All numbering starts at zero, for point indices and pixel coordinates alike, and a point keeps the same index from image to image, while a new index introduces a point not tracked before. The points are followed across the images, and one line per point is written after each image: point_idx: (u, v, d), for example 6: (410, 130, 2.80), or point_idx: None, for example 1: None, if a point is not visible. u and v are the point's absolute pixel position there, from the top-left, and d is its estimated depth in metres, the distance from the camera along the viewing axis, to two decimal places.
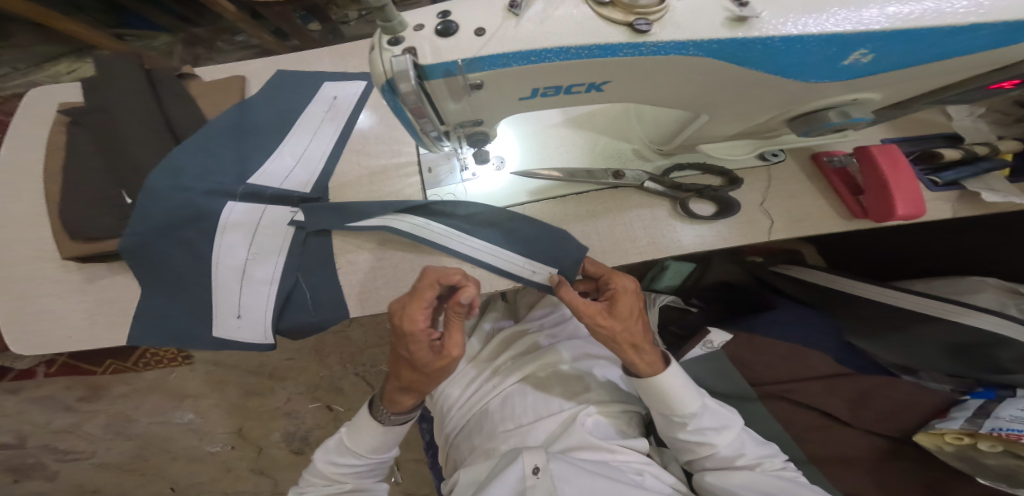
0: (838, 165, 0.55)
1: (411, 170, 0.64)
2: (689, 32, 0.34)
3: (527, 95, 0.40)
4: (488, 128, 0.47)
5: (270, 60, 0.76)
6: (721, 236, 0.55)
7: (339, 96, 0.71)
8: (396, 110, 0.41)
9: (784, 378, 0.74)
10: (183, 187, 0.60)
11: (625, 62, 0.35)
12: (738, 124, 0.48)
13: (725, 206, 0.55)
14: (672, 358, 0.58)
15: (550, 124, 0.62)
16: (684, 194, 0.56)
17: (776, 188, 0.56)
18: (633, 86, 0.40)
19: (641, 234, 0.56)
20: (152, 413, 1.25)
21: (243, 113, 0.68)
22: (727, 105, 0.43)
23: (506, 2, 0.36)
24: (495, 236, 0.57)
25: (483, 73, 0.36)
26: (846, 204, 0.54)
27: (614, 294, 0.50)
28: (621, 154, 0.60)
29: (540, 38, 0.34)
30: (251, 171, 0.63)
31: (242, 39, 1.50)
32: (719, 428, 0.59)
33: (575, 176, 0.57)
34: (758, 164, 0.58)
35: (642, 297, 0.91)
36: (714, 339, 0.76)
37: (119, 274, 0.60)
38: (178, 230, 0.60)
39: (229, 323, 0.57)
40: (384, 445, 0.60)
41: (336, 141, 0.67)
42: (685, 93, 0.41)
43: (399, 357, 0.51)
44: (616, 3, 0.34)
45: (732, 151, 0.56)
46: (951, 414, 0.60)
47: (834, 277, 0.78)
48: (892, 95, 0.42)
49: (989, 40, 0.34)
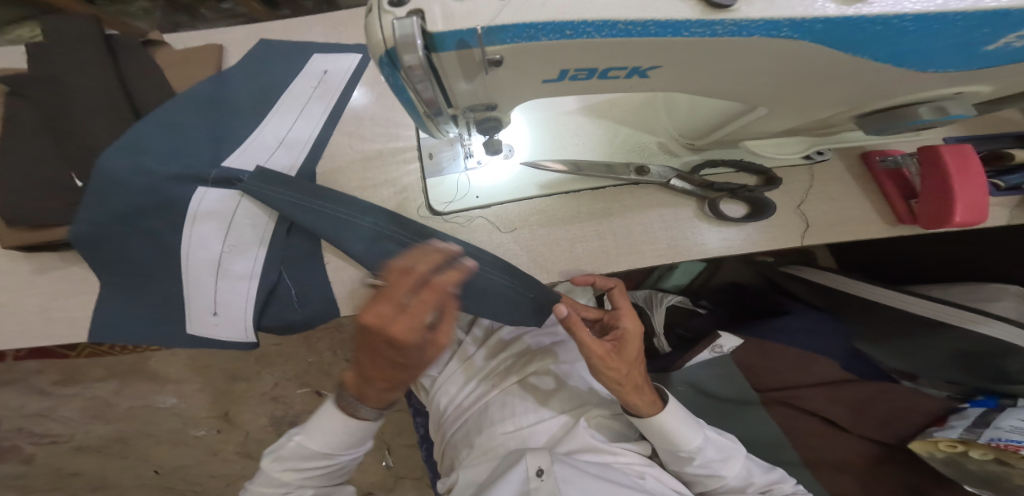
0: (891, 165, 0.52)
1: (410, 155, 0.59)
2: (786, 7, 0.28)
3: (553, 77, 0.34)
4: (502, 114, 0.41)
5: (252, 27, 0.68)
6: (750, 240, 0.51)
7: (330, 71, 0.63)
8: (396, 90, 0.35)
9: (789, 383, 0.69)
10: (147, 170, 0.53)
11: (691, 43, 0.30)
12: (795, 119, 0.43)
13: (759, 208, 0.51)
14: (668, 395, 0.55)
15: (565, 112, 0.57)
16: (715, 193, 0.52)
17: (818, 190, 0.53)
18: (684, 71, 0.34)
19: (661, 236, 0.52)
20: (132, 397, 1.19)
21: (219, 87, 0.61)
22: (798, 96, 0.37)
23: None
24: (503, 221, 0.54)
25: (504, 47, 0.30)
26: (895, 210, 0.51)
27: (591, 349, 0.48)
28: (644, 147, 0.55)
29: (578, 7, 0.28)
30: (226, 153, 0.56)
31: (228, 6, 1.39)
32: (725, 459, 0.55)
33: (585, 170, 0.52)
34: (800, 163, 0.54)
35: (649, 296, 0.87)
36: (723, 343, 0.72)
37: (72, 265, 0.54)
38: (141, 220, 0.53)
39: (204, 319, 0.52)
40: (339, 442, 0.53)
41: (325, 122, 0.60)
42: (757, 83, 0.35)
43: (378, 360, 0.39)
44: None
45: (780, 150, 0.51)
46: (950, 422, 0.58)
47: (840, 279, 0.74)
48: (1004, 86, 0.37)
49: None
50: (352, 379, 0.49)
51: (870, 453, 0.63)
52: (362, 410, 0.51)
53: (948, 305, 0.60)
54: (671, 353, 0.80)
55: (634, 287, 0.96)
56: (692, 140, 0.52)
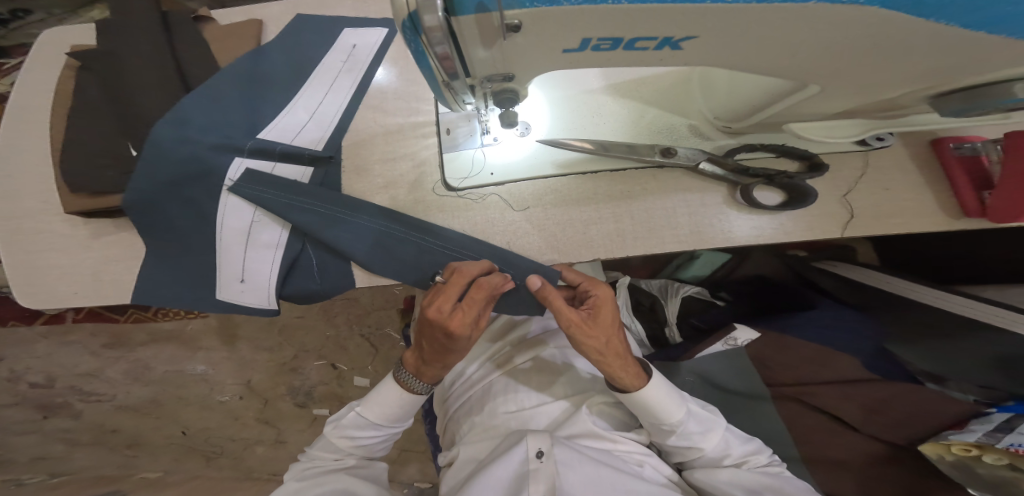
0: (968, 153, 0.50)
1: (429, 130, 0.59)
2: None
3: (574, 46, 0.34)
4: (520, 86, 0.41)
5: (287, 2, 0.68)
6: (785, 230, 0.50)
7: (358, 45, 0.63)
8: (417, 56, 0.35)
9: (802, 379, 0.67)
10: (189, 139, 0.54)
11: (737, 10, 0.28)
12: (856, 99, 0.41)
13: (799, 194, 0.49)
14: (652, 368, 0.54)
15: (586, 90, 0.55)
16: (750, 180, 0.50)
17: (870, 178, 0.51)
18: (721, 43, 0.32)
19: (683, 221, 0.51)
20: (168, 362, 1.21)
21: (256, 62, 0.61)
22: (840, 73, 0.36)
23: None
24: (523, 200, 0.54)
25: (523, 12, 0.29)
26: (961, 199, 0.48)
27: (567, 321, 0.47)
28: (674, 129, 0.53)
29: None
30: (262, 124, 0.57)
31: None
32: (705, 432, 0.55)
33: (609, 150, 0.51)
34: (855, 149, 0.51)
35: (664, 286, 0.86)
36: (738, 337, 0.69)
37: (122, 231, 0.56)
38: (183, 188, 0.54)
39: (232, 286, 0.54)
40: (396, 415, 0.58)
41: (351, 96, 0.60)
42: (802, 57, 0.34)
43: (433, 344, 0.49)
44: None
45: (830, 133, 0.47)
46: (969, 425, 0.54)
47: (888, 277, 0.69)
48: None
49: None
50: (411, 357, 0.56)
51: (875, 453, 0.60)
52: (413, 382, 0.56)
53: (1006, 309, 0.55)
54: (681, 343, 0.78)
55: (651, 275, 0.98)
56: (730, 122, 0.51)
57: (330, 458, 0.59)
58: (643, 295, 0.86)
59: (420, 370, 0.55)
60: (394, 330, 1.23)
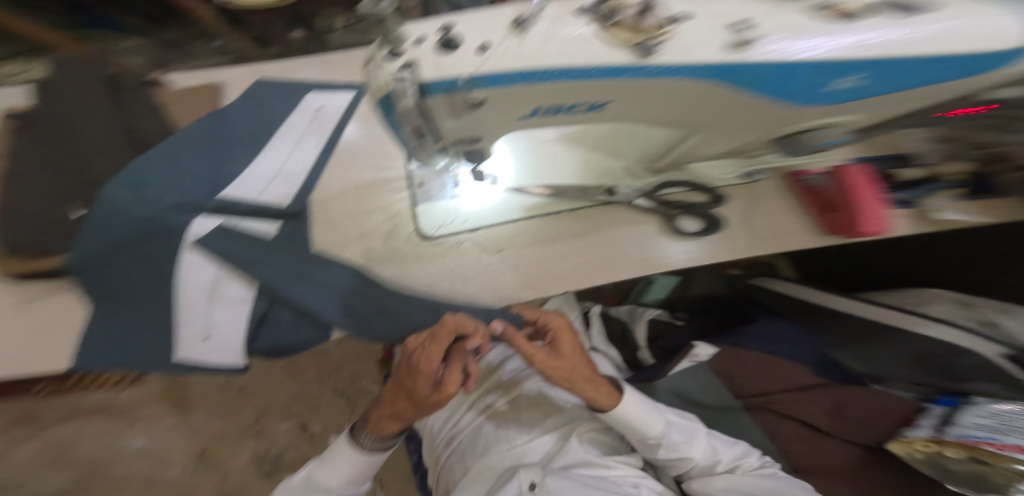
0: (810, 183, 0.57)
1: (400, 185, 0.63)
2: (688, 54, 0.34)
3: (527, 114, 0.39)
4: (486, 146, 0.46)
5: (251, 67, 0.74)
6: (710, 252, 0.56)
7: (326, 106, 0.68)
8: (393, 127, 0.40)
9: (771, 390, 0.73)
10: (145, 201, 0.53)
11: (633, 83, 0.35)
12: (719, 145, 0.49)
13: (711, 223, 0.57)
14: (624, 385, 0.59)
15: (546, 141, 0.61)
16: (672, 211, 0.58)
17: (753, 207, 0.58)
18: (632, 107, 0.40)
19: (630, 251, 0.57)
20: (94, 438, 1.14)
21: (219, 120, 0.64)
22: (708, 128, 0.44)
23: (511, 19, 0.36)
24: (498, 243, 0.58)
25: (486, 91, 0.34)
26: (817, 223, 0.56)
27: (534, 357, 0.53)
28: (611, 172, 0.59)
29: (543, 57, 0.33)
30: (225, 182, 0.58)
31: (219, 44, 1.45)
32: (689, 440, 0.60)
33: (565, 194, 0.58)
34: (739, 183, 0.60)
35: (631, 311, 0.91)
36: (699, 352, 0.75)
37: (66, 293, 0.55)
38: (144, 246, 0.53)
39: (195, 345, 0.53)
40: (349, 474, 0.57)
41: (320, 154, 0.64)
42: (678, 114, 0.41)
43: (400, 387, 0.53)
44: (624, 26, 0.34)
45: (716, 170, 0.58)
46: (918, 421, 0.61)
47: (802, 289, 0.75)
48: (875, 116, 0.43)
49: (987, 65, 0.35)
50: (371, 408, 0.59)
51: (855, 458, 0.65)
52: (360, 435, 0.57)
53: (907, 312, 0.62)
54: (656, 363, 0.82)
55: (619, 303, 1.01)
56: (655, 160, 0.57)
57: None
58: (613, 322, 0.91)
59: (374, 421, 0.57)
60: (371, 382, 1.20)
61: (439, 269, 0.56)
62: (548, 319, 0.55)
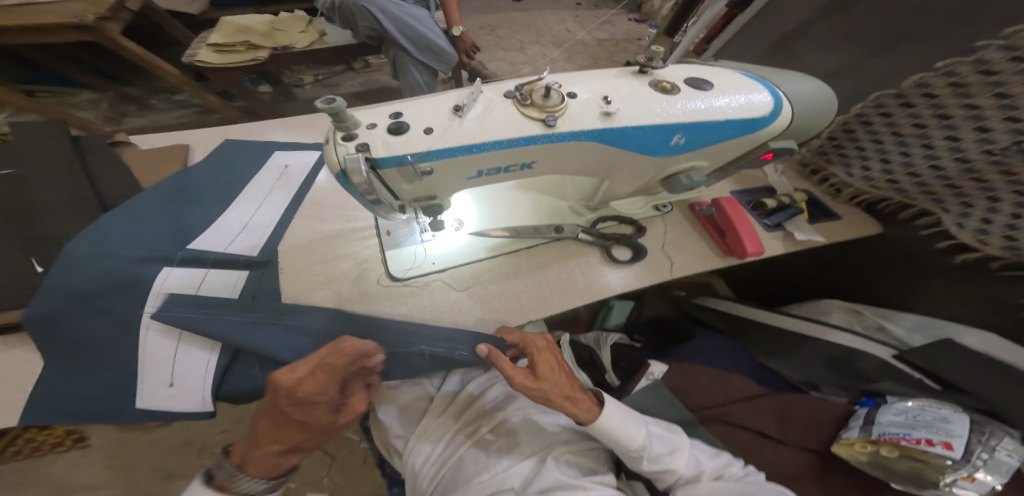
0: (707, 212, 0.71)
1: (367, 233, 0.69)
2: (578, 124, 0.47)
3: (473, 175, 0.48)
4: (443, 201, 0.53)
5: (217, 130, 0.83)
6: (637, 277, 0.65)
7: (290, 165, 0.77)
8: (353, 192, 0.46)
9: (721, 401, 0.76)
10: (109, 255, 0.59)
11: (541, 147, 0.47)
12: (627, 185, 0.62)
13: (636, 251, 0.67)
14: (604, 399, 0.64)
15: (503, 189, 0.71)
16: (608, 242, 0.67)
17: (673, 233, 0.70)
18: (550, 161, 0.51)
19: (582, 280, 0.64)
20: None
21: (181, 181, 0.71)
22: (608, 173, 0.58)
23: (450, 107, 0.45)
24: (468, 281, 0.65)
25: (434, 163, 0.44)
26: (715, 244, 0.68)
27: (515, 379, 0.57)
28: (560, 210, 0.70)
29: (480, 134, 0.44)
30: (194, 237, 0.64)
31: (180, 97, 1.73)
32: (671, 451, 0.63)
33: (522, 234, 0.66)
34: (655, 215, 0.73)
35: (597, 337, 0.96)
36: (653, 370, 0.80)
37: (26, 349, 0.56)
38: (91, 301, 0.56)
39: (160, 392, 0.55)
40: None
41: (286, 209, 0.71)
42: (579, 164, 0.54)
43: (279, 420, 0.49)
44: (534, 105, 0.46)
45: (631, 206, 0.71)
46: (851, 422, 0.64)
47: (746, 308, 0.92)
48: (714, 160, 0.60)
49: (760, 123, 0.54)
50: (239, 448, 0.52)
51: (808, 463, 0.67)
52: (240, 480, 0.50)
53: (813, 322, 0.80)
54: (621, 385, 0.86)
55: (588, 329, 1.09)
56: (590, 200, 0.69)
57: None
58: (580, 348, 0.96)
59: (248, 459, 0.50)
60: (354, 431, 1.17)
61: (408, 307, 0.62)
62: (530, 341, 0.60)
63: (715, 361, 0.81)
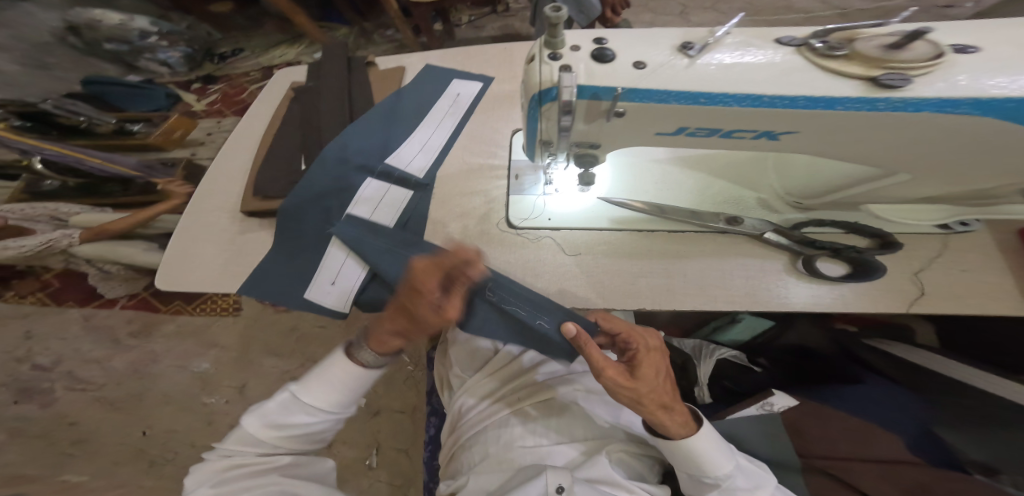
0: None
1: (501, 173, 0.65)
2: (958, 92, 0.37)
3: (669, 131, 0.44)
4: (601, 154, 0.49)
5: (420, 55, 0.81)
6: (844, 300, 0.52)
7: (462, 94, 0.74)
8: (530, 121, 0.46)
9: (844, 455, 0.64)
10: (343, 160, 0.63)
11: (840, 114, 0.39)
12: (934, 187, 0.50)
13: (865, 269, 0.53)
14: (702, 418, 0.53)
15: (656, 160, 0.64)
16: (814, 251, 0.54)
17: (944, 260, 0.53)
18: (815, 138, 0.43)
19: (739, 284, 0.54)
20: (177, 357, 1.32)
21: (396, 101, 0.71)
22: (927, 165, 0.46)
23: (676, 44, 0.41)
24: (599, 251, 0.58)
25: (632, 104, 0.41)
26: None
27: (603, 371, 0.46)
28: (741, 201, 0.60)
29: (725, 80, 0.39)
30: (390, 150, 0.66)
31: (392, 34, 1.95)
32: (753, 489, 0.53)
33: (666, 213, 0.58)
34: (935, 233, 0.56)
35: (698, 347, 0.86)
36: (774, 402, 0.71)
37: (200, 216, 0.63)
38: (325, 199, 0.61)
39: (324, 287, 0.55)
40: (343, 397, 0.54)
41: (451, 136, 0.69)
42: (897, 148, 0.43)
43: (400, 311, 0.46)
44: (858, 59, 0.38)
45: (916, 216, 0.55)
46: None
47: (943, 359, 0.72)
48: None
49: None
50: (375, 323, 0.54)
51: None
52: (362, 352, 0.53)
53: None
54: (711, 404, 0.79)
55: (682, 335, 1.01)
56: (801, 198, 0.58)
57: (251, 453, 0.53)
58: (676, 354, 0.86)
59: (375, 336, 0.52)
60: None
61: (513, 259, 0.57)
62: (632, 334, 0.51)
63: (864, 410, 0.68)
